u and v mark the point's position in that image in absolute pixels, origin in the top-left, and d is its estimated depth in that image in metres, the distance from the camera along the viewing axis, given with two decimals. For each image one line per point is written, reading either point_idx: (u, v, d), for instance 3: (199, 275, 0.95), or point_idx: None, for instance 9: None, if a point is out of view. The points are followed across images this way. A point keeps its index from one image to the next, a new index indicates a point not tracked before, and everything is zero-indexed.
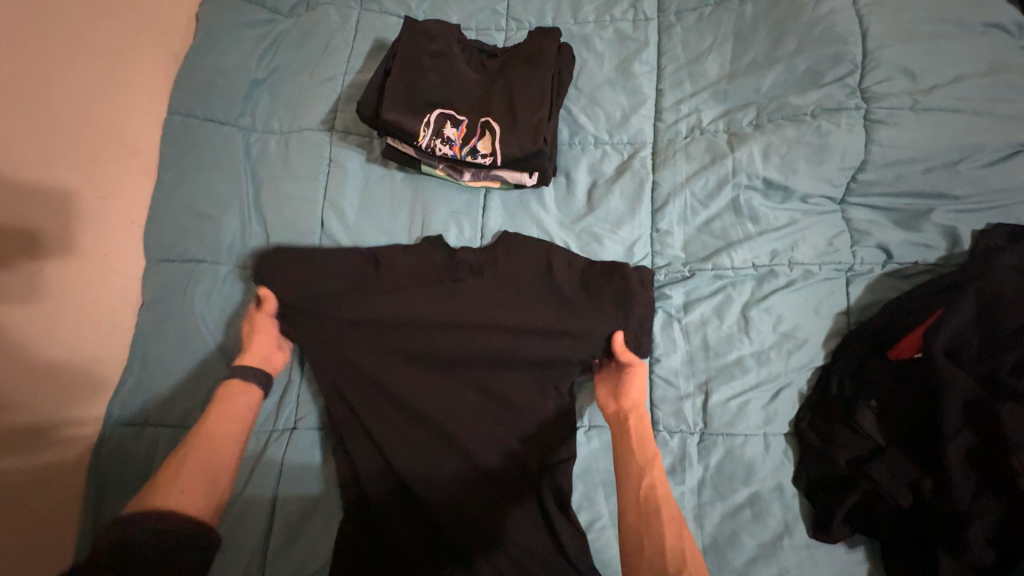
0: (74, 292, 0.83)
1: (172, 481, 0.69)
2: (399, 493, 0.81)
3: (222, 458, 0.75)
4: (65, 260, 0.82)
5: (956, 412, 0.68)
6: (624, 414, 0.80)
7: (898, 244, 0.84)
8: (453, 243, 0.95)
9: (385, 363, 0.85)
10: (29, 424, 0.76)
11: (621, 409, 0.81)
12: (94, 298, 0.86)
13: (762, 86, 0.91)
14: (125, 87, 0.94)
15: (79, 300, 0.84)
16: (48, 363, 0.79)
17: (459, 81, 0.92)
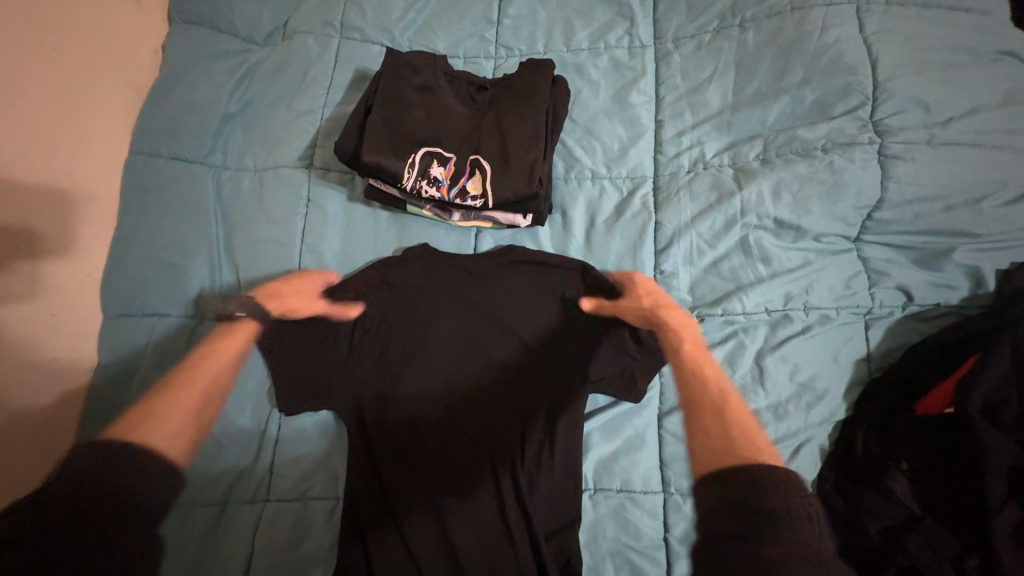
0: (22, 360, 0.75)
1: (146, 432, 0.58)
2: (384, 526, 0.74)
3: (192, 406, 0.67)
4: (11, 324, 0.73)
5: (999, 481, 0.63)
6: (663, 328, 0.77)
7: (918, 286, 0.79)
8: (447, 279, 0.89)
9: (376, 423, 0.79)
10: None
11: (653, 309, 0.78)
12: (41, 362, 0.77)
13: (768, 118, 0.86)
14: (81, 127, 0.86)
15: (27, 367, 0.75)
16: None
17: (446, 117, 0.86)
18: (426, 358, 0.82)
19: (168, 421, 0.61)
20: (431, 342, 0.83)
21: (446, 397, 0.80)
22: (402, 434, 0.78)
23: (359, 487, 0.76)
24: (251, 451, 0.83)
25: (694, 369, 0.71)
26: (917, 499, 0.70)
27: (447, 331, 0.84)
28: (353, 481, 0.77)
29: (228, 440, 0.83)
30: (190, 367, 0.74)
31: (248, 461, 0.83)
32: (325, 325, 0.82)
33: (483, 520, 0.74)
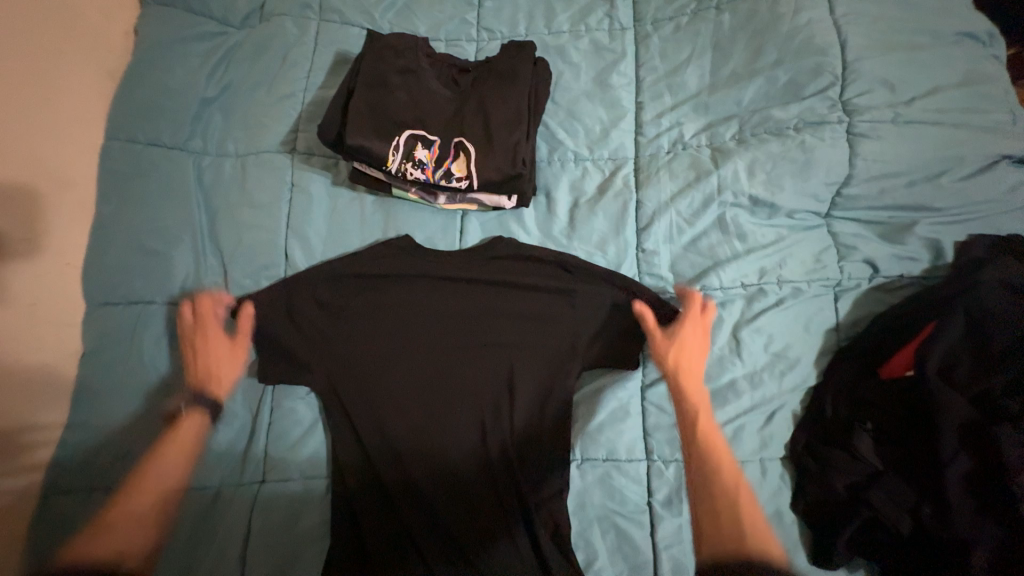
0: (7, 348, 0.74)
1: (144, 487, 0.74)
2: (378, 501, 0.79)
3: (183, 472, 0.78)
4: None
5: (953, 436, 0.68)
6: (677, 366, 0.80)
7: (884, 258, 0.83)
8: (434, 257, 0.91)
9: (372, 407, 0.83)
10: None
11: (674, 365, 0.81)
12: (24, 351, 0.76)
13: (744, 99, 0.89)
14: (54, 111, 0.84)
15: (12, 356, 0.75)
16: None
17: (429, 99, 0.86)
18: (417, 346, 0.86)
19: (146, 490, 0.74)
20: (422, 329, 0.87)
21: (437, 382, 0.85)
22: (395, 416, 0.83)
23: (357, 467, 0.81)
24: (244, 434, 0.85)
25: (705, 434, 0.76)
26: (882, 457, 0.74)
27: (437, 318, 0.87)
28: (345, 461, 0.82)
29: (221, 423, 0.84)
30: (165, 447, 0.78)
31: (242, 444, 0.84)
32: (314, 314, 0.86)
33: (474, 492, 0.80)
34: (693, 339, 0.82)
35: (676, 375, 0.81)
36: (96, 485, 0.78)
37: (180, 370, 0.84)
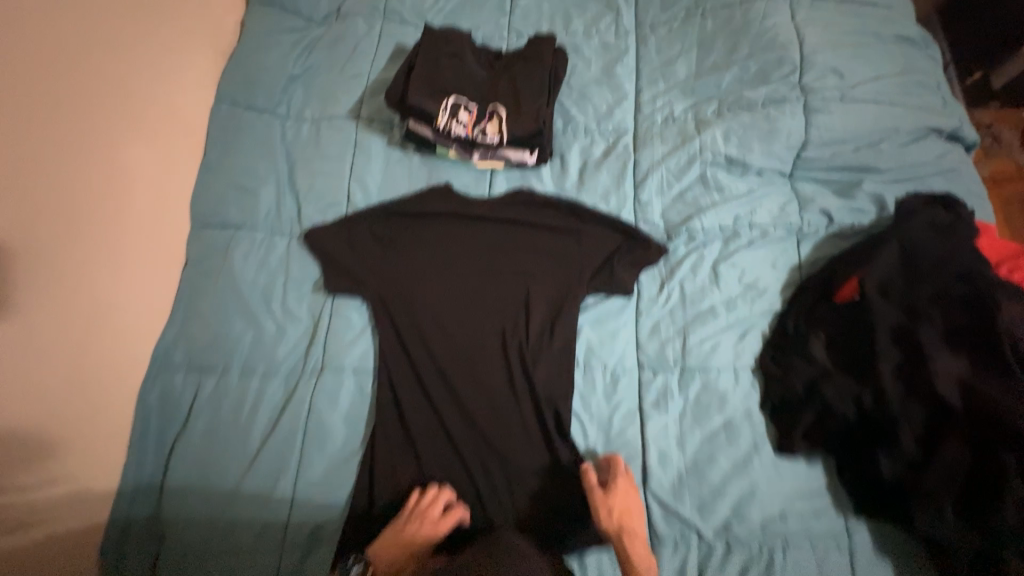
0: (138, 245, 0.96)
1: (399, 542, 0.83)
2: (416, 390, 0.96)
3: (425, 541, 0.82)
4: (130, 216, 0.95)
5: (884, 333, 0.82)
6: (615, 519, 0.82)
7: (837, 209, 1.01)
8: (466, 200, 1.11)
9: (407, 318, 1.01)
10: (94, 351, 0.86)
11: (618, 523, 0.82)
12: (149, 250, 0.97)
13: (722, 84, 1.10)
14: (182, 76, 1.09)
15: (142, 251, 0.96)
16: (109, 301, 0.90)
17: (470, 76, 1.09)
18: (448, 271, 1.05)
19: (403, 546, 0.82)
20: (450, 258, 1.06)
21: (464, 300, 1.03)
22: (428, 324, 1.00)
23: (396, 362, 0.98)
24: (307, 337, 1.00)
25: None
26: (832, 360, 0.87)
27: (463, 250, 1.06)
28: (386, 358, 0.98)
29: (290, 324, 1.00)
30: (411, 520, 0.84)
31: (303, 343, 0.99)
32: (366, 242, 1.06)
33: (493, 387, 0.96)
34: (634, 501, 0.85)
35: (619, 536, 0.82)
36: (191, 364, 0.95)
37: (261, 281, 1.02)
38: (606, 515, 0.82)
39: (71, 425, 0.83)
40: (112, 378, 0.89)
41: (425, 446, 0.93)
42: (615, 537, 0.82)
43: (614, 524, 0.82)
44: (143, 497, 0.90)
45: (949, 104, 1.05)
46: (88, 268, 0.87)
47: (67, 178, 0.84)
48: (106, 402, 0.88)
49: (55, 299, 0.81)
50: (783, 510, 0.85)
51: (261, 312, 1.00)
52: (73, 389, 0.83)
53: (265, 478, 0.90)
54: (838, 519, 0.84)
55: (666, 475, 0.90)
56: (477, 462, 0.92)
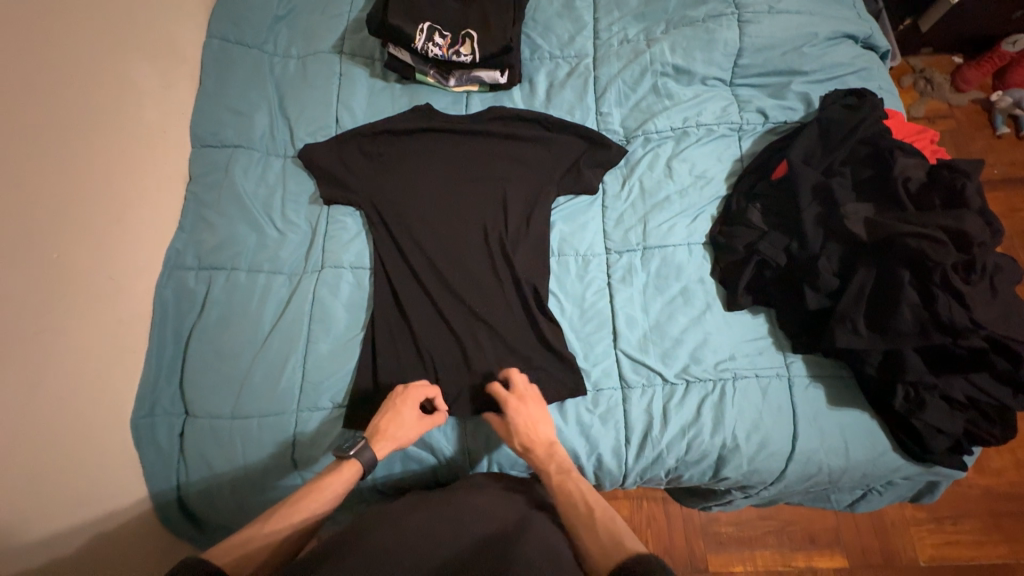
0: (149, 157, 1.06)
1: (386, 431, 0.89)
2: (410, 280, 1.08)
3: (410, 423, 0.91)
4: (139, 131, 1.05)
5: (806, 191, 0.97)
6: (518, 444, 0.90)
7: (771, 108, 1.16)
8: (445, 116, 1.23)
9: (397, 219, 1.12)
10: (116, 244, 0.97)
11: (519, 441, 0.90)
12: (156, 163, 1.08)
13: (669, 8, 1.24)
14: (177, 12, 1.18)
15: (150, 163, 1.06)
16: (127, 202, 1.00)
17: (443, 6, 1.21)
18: (433, 178, 1.16)
19: (389, 434, 0.89)
20: (434, 167, 1.17)
21: (449, 203, 1.14)
22: (417, 224, 1.12)
23: (389, 257, 1.09)
24: (304, 241, 1.12)
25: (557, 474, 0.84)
26: (767, 224, 1.02)
27: (445, 160, 1.17)
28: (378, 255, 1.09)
29: (290, 231, 1.12)
30: (386, 408, 0.91)
31: (305, 247, 1.11)
32: (357, 156, 1.16)
33: (477, 274, 1.08)
34: (528, 412, 0.91)
35: (524, 452, 0.89)
36: (203, 264, 1.07)
37: (262, 195, 1.14)
38: (511, 437, 0.91)
39: (101, 305, 0.93)
40: (132, 271, 1.00)
41: (420, 324, 1.04)
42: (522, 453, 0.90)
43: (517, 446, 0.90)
44: (168, 377, 1.01)
45: (863, 17, 1.21)
46: (106, 171, 0.97)
47: (86, 88, 0.94)
48: (128, 292, 0.99)
49: (83, 192, 0.91)
50: (732, 351, 1.01)
51: (264, 220, 1.12)
52: (103, 275, 0.94)
53: (275, 356, 1.00)
54: (777, 355, 1.00)
55: (633, 335, 1.03)
56: (467, 335, 1.03)
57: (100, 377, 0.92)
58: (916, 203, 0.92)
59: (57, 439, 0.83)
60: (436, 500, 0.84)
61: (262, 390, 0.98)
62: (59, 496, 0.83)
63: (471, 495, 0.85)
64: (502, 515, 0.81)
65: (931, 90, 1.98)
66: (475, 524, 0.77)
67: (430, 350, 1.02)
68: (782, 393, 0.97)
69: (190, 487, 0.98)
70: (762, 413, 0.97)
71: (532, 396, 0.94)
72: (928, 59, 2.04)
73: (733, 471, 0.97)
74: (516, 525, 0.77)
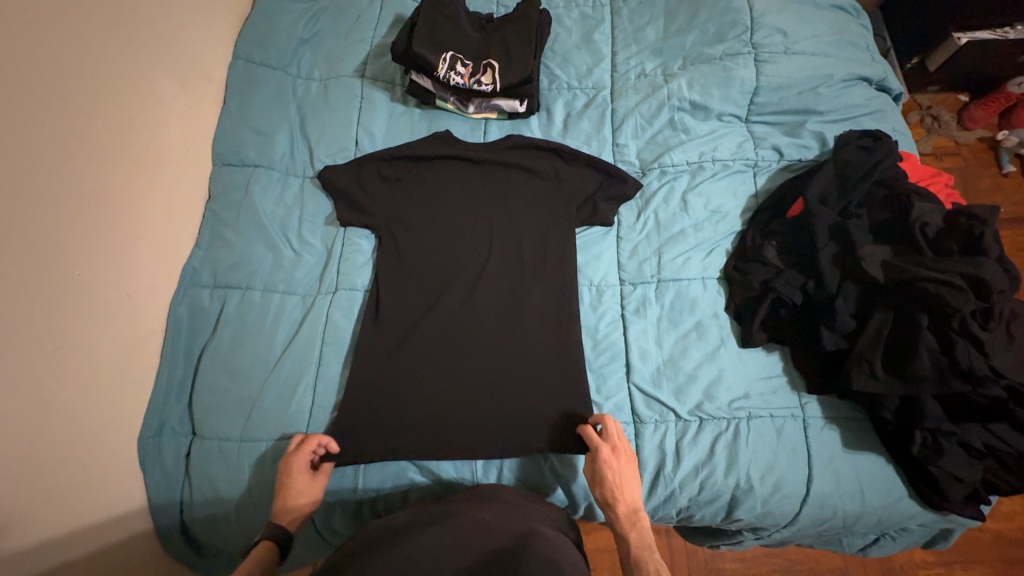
0: (171, 175, 1.07)
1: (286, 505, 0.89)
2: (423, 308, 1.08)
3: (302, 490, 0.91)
4: (162, 149, 1.06)
5: (822, 232, 0.98)
6: (604, 499, 0.88)
7: (786, 145, 1.18)
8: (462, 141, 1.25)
9: (411, 243, 1.13)
10: (133, 262, 0.97)
11: (605, 493, 0.88)
12: (178, 181, 1.09)
13: (686, 44, 1.27)
14: (204, 34, 1.21)
15: (172, 181, 1.07)
16: (146, 219, 1.01)
17: (466, 36, 1.23)
18: (450, 205, 1.17)
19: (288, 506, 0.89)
20: (452, 194, 1.18)
21: (465, 231, 1.15)
22: (433, 250, 1.13)
23: (405, 282, 1.09)
24: (321, 262, 1.12)
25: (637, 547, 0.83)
26: (782, 261, 1.03)
27: (462, 187, 1.19)
28: (391, 280, 1.09)
29: (305, 251, 1.12)
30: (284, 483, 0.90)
31: (320, 268, 1.11)
32: (374, 180, 1.17)
33: (493, 303, 1.08)
34: (619, 467, 0.89)
35: (606, 503, 0.88)
36: (217, 283, 1.07)
37: (278, 214, 1.14)
38: (597, 486, 0.89)
39: (114, 323, 0.92)
40: (147, 288, 1.00)
41: (431, 351, 1.04)
42: (602, 503, 0.89)
43: (599, 494, 0.89)
44: (178, 395, 1.01)
45: (877, 59, 1.24)
46: (129, 189, 0.97)
47: (111, 106, 0.95)
48: (141, 310, 0.98)
49: (104, 209, 0.92)
50: (746, 390, 1.00)
51: (280, 241, 1.12)
52: (119, 294, 0.93)
53: (287, 377, 1.00)
54: (792, 395, 0.99)
55: (647, 368, 1.03)
56: (477, 362, 1.03)
57: (108, 397, 0.90)
58: (936, 246, 0.90)
59: (59, 461, 0.81)
60: (437, 509, 0.84)
61: (272, 411, 0.98)
62: (59, 520, 0.81)
63: (473, 507, 0.84)
64: (506, 528, 0.79)
65: (938, 128, 2.01)
66: (478, 539, 0.75)
67: (439, 377, 1.01)
68: (796, 433, 0.96)
69: (194, 510, 0.96)
70: (776, 454, 0.95)
71: (626, 455, 0.91)
72: (934, 97, 2.08)
73: (746, 513, 0.95)
74: (518, 541, 0.75)
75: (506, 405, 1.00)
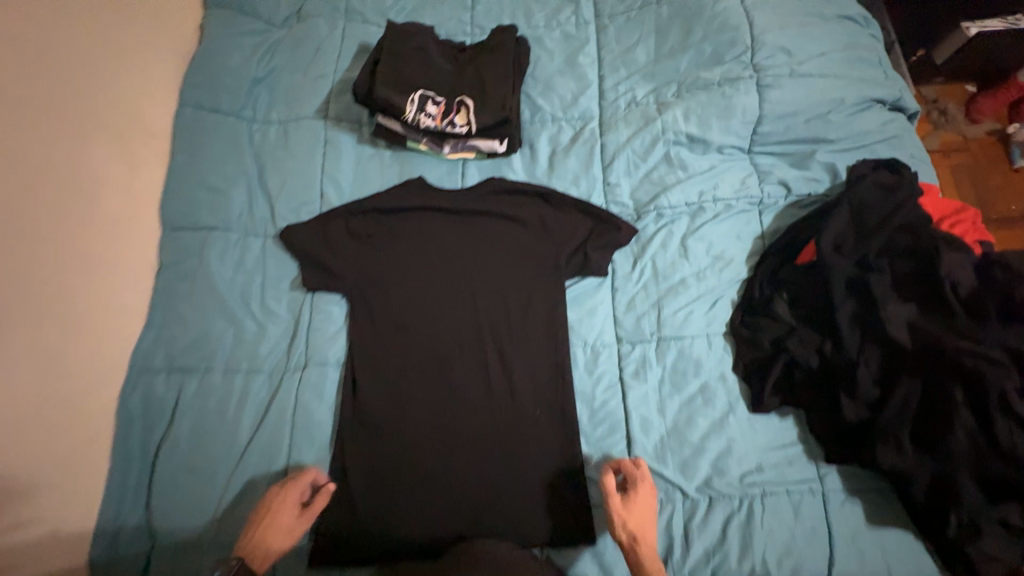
0: (109, 248, 0.95)
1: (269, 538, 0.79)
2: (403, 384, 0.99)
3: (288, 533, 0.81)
4: (96, 221, 0.93)
5: (840, 286, 0.87)
6: (631, 540, 0.80)
7: (794, 179, 1.07)
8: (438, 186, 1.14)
9: (386, 308, 1.03)
10: (68, 357, 0.85)
11: (632, 534, 0.80)
12: (119, 253, 0.96)
13: (680, 67, 1.16)
14: (144, 81, 1.07)
15: (110, 255, 0.95)
16: (80, 305, 0.89)
17: (437, 70, 1.11)
18: (429, 261, 1.06)
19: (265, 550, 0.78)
20: (429, 248, 1.07)
21: (446, 291, 1.05)
22: (413, 315, 1.03)
23: (384, 354, 1.00)
24: (288, 334, 1.02)
25: None
26: (794, 316, 0.93)
27: (441, 241, 1.08)
28: (370, 353, 1.00)
29: (270, 322, 1.02)
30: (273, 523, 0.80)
31: (286, 341, 1.01)
32: (343, 239, 1.07)
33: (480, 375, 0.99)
34: (644, 505, 0.83)
35: (632, 543, 0.80)
36: (172, 367, 0.96)
37: (238, 281, 1.03)
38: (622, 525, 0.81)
39: (44, 434, 0.81)
40: (86, 385, 0.88)
41: (412, 431, 0.95)
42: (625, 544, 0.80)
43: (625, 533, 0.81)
44: (133, 502, 0.90)
45: (891, 76, 1.12)
46: (54, 273, 0.85)
47: (25, 181, 0.82)
48: (81, 411, 0.87)
49: (22, 303, 0.80)
50: (759, 462, 0.91)
51: (241, 313, 1.01)
52: (49, 399, 0.82)
53: (254, 471, 0.91)
54: (809, 466, 0.90)
55: (649, 440, 0.94)
56: (466, 444, 0.95)
57: (45, 518, 0.80)
58: (969, 306, 0.81)
59: None
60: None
61: (241, 511, 0.89)
62: None
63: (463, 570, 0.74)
64: None
65: (945, 122, 1.86)
66: None
67: (422, 459, 0.94)
68: (816, 511, 0.87)
69: None
70: (795, 535, 0.87)
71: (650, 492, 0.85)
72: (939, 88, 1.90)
73: None
74: None
75: (494, 489, 0.92)
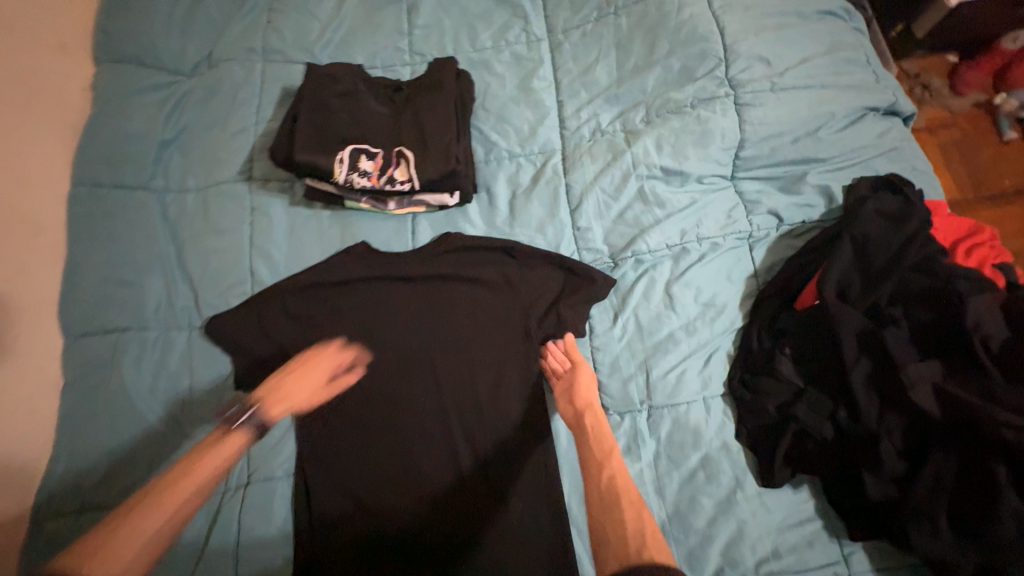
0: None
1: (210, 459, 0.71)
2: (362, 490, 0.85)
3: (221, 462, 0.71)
4: None
5: (852, 344, 0.77)
6: (580, 414, 0.84)
7: (786, 207, 0.94)
8: (386, 249, 0.99)
9: (336, 402, 0.89)
10: None
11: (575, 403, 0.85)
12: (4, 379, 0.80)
13: (647, 86, 1.02)
14: (24, 164, 0.91)
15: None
16: None
17: (370, 117, 0.97)
18: (383, 340, 0.93)
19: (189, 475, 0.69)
20: (381, 325, 0.93)
21: (405, 374, 0.91)
22: (369, 406, 0.89)
23: (338, 457, 0.86)
24: None
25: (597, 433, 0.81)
26: (801, 376, 0.83)
27: (395, 315, 0.94)
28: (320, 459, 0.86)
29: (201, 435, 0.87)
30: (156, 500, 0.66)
31: None
32: (280, 323, 0.92)
33: (451, 470, 0.86)
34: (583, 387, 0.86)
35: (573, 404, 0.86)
36: (86, 506, 0.82)
37: (160, 389, 0.89)
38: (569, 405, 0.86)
39: None
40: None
41: (375, 549, 0.82)
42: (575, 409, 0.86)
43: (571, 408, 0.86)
44: None
45: (882, 79, 1.00)
46: None
47: None
48: None
49: None
50: (775, 547, 0.80)
51: (165, 427, 0.86)
52: None
53: None
54: (832, 545, 0.79)
55: None
56: (440, 559, 0.81)
57: None
58: (1002, 366, 0.71)
59: None
60: None
61: None
62: None
63: None
64: None
65: (930, 97, 1.59)
66: None
67: None
68: None
69: None
70: None
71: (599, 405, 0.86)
72: (921, 60, 1.64)
73: None
74: None
75: None
